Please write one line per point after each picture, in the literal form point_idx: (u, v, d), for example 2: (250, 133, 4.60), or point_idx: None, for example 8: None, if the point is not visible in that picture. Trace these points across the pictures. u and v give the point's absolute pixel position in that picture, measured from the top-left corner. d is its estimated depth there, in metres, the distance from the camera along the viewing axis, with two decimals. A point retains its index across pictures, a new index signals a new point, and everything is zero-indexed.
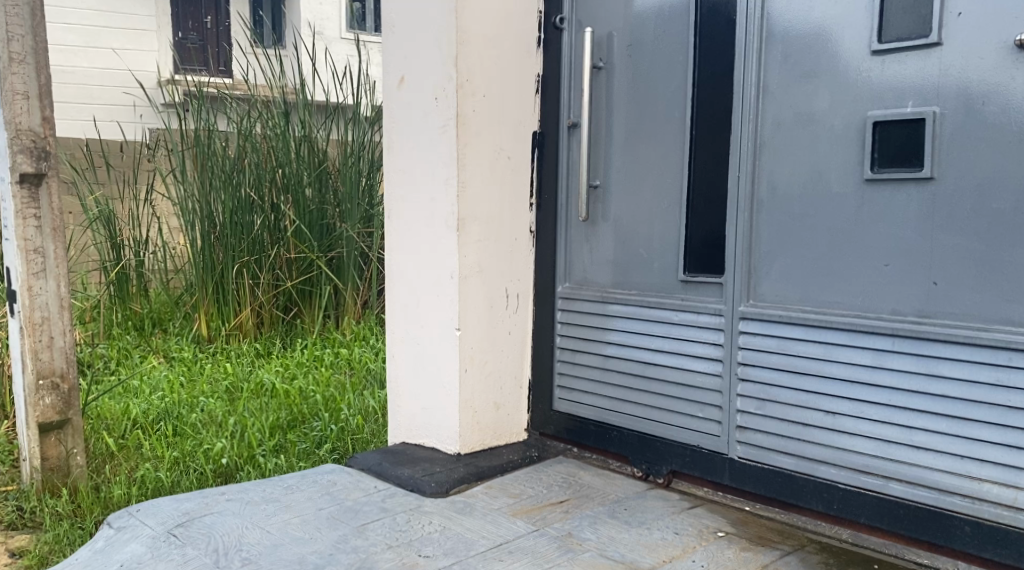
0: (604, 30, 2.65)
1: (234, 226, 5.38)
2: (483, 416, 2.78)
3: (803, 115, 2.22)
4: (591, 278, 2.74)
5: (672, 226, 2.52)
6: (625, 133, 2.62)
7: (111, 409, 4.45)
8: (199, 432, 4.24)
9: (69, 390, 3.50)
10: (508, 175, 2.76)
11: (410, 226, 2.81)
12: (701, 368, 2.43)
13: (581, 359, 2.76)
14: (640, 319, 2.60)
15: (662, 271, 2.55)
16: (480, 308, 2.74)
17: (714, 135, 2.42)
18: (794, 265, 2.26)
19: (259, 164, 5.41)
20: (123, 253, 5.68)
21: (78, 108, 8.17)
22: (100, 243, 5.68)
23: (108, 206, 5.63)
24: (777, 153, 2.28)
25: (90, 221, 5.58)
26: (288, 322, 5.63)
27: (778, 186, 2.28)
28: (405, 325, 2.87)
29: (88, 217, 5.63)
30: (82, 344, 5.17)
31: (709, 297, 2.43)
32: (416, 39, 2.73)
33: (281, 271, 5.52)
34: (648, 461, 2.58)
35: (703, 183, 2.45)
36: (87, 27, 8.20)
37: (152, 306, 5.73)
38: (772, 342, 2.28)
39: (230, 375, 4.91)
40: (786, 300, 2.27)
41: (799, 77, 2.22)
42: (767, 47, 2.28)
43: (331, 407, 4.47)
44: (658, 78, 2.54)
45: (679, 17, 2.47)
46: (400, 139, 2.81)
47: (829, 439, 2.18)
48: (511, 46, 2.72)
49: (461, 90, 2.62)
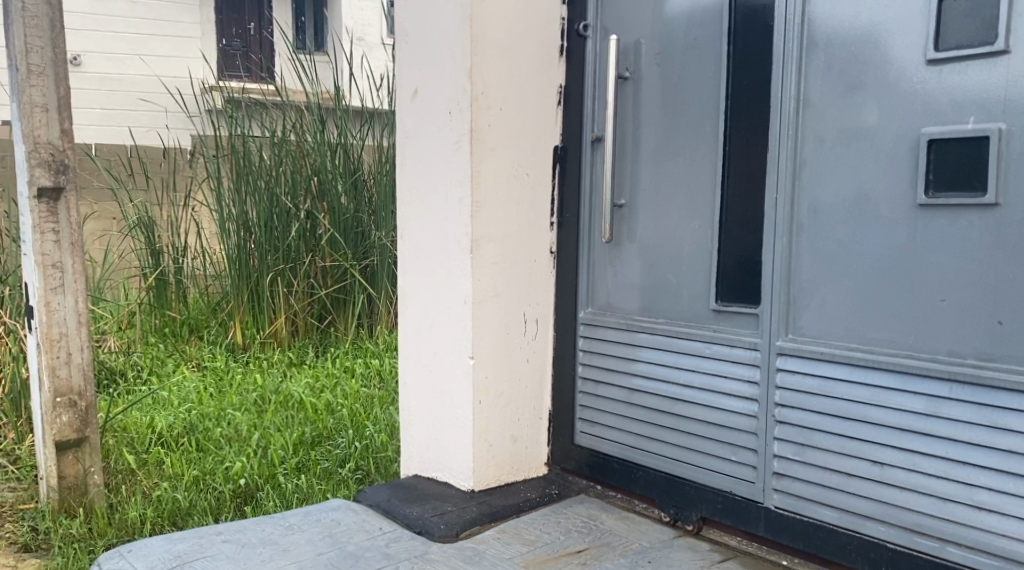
0: (631, 38, 2.46)
1: (269, 234, 5.27)
2: (499, 450, 2.60)
3: (848, 132, 2.01)
4: (616, 304, 2.54)
5: (703, 249, 2.32)
6: (653, 148, 2.43)
7: (137, 423, 4.33)
8: (222, 448, 4.10)
9: (87, 408, 3.37)
10: (527, 193, 2.58)
11: (423, 248, 2.64)
12: (735, 407, 2.23)
13: (605, 391, 2.57)
14: (668, 351, 2.40)
15: (692, 298, 2.35)
16: (496, 335, 2.56)
17: (748, 152, 2.22)
18: (836, 297, 2.04)
19: (294, 171, 5.29)
20: (162, 259, 5.60)
21: (123, 115, 8.57)
22: (139, 250, 5.62)
23: (146, 213, 5.55)
24: (819, 173, 2.07)
25: (128, 228, 5.52)
26: (322, 331, 5.50)
27: (819, 209, 2.07)
28: (418, 352, 2.70)
29: (127, 224, 5.57)
30: (114, 353, 5.08)
31: (743, 329, 2.23)
32: (430, 48, 2.55)
33: (315, 279, 5.40)
34: (677, 505, 2.38)
35: (736, 203, 2.25)
36: (135, 35, 8.56)
37: (190, 313, 5.62)
38: (812, 382, 2.07)
39: (260, 387, 4.77)
40: (828, 336, 2.06)
41: (843, 90, 2.01)
42: (808, 57, 2.08)
43: (357, 423, 4.30)
44: (688, 90, 2.34)
45: (713, 24, 2.27)
46: (413, 154, 2.64)
47: (877, 492, 1.96)
48: (531, 55, 2.54)
49: (476, 103, 2.45)
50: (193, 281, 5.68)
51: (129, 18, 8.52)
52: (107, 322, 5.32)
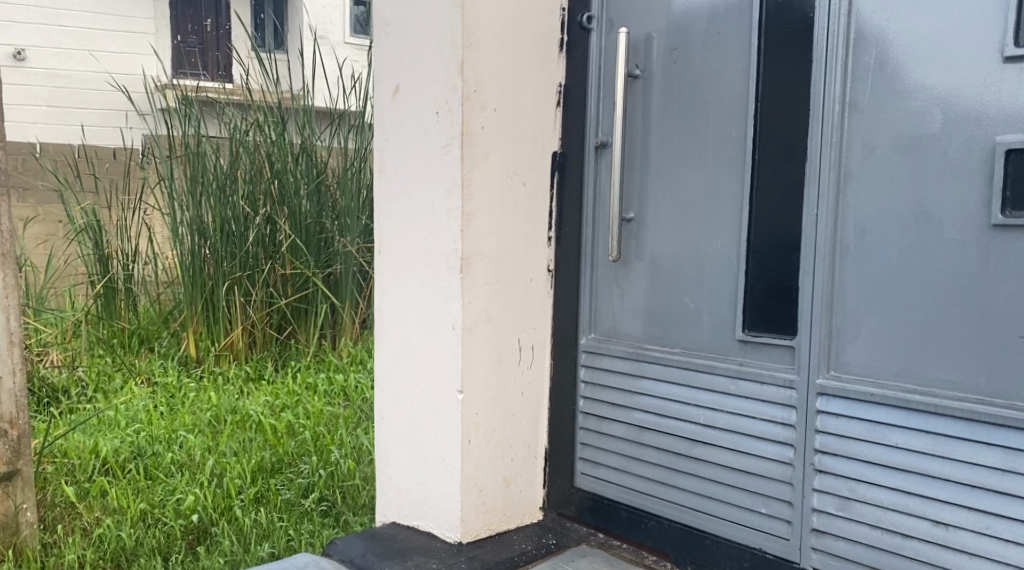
0: (640, 31, 2.18)
1: (226, 239, 4.90)
2: (490, 495, 2.30)
3: (905, 140, 1.76)
4: (622, 330, 2.26)
5: (728, 269, 2.04)
6: (666, 155, 2.14)
7: (79, 447, 3.93)
8: (173, 476, 3.73)
9: (19, 438, 2.99)
10: (522, 204, 2.28)
11: (404, 265, 2.33)
12: (766, 452, 1.96)
13: (610, 429, 2.28)
14: (685, 386, 2.12)
15: (714, 327, 2.07)
16: (487, 365, 2.26)
17: (782, 160, 1.95)
18: (888, 329, 1.79)
19: (253, 175, 4.91)
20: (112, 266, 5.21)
21: (71, 114, 8.18)
22: (87, 256, 5.22)
23: (95, 217, 5.15)
24: (868, 187, 1.81)
25: (74, 234, 5.13)
26: (282, 343, 5.12)
27: (868, 227, 1.81)
28: (396, 383, 2.39)
29: (75, 229, 5.17)
30: (56, 368, 4.68)
31: (776, 364, 1.95)
32: (414, 38, 2.24)
33: (275, 288, 5.03)
34: (695, 560, 2.12)
35: (766, 219, 1.98)
36: (84, 30, 8.13)
37: (141, 323, 5.24)
38: (861, 427, 1.81)
39: (214, 405, 4.39)
40: (880, 374, 1.80)
41: (899, 92, 1.76)
42: (856, 54, 1.82)
43: (320, 447, 3.95)
44: (710, 90, 2.06)
45: (741, 16, 2.00)
46: (394, 159, 2.34)
47: (939, 557, 1.73)
48: (529, 50, 2.25)
49: (467, 102, 2.14)
50: (144, 290, 5.31)
51: (78, 12, 8.09)
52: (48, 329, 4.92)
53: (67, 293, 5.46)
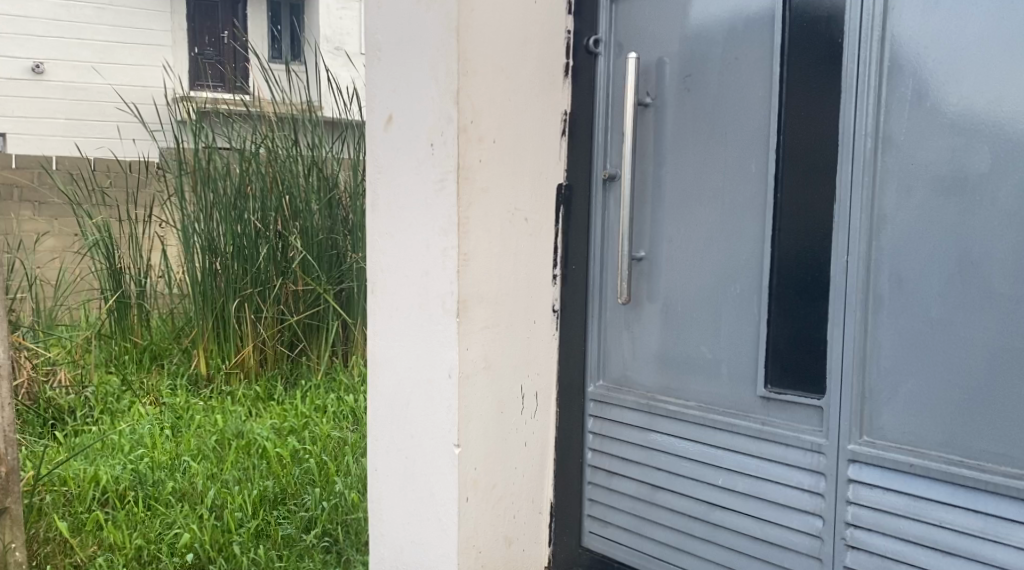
0: (652, 56, 2.00)
1: (238, 255, 4.61)
2: (491, 557, 2.12)
3: (946, 182, 1.58)
4: (633, 378, 2.09)
5: (749, 318, 1.86)
6: (680, 190, 1.96)
7: (78, 475, 3.66)
8: (173, 508, 3.45)
9: (6, 475, 2.64)
10: (525, 242, 2.10)
11: (400, 307, 2.16)
12: (793, 523, 1.79)
13: (620, 485, 2.12)
14: (701, 445, 1.95)
15: (734, 380, 1.89)
16: (487, 417, 2.07)
17: (807, 199, 1.77)
18: (927, 391, 1.61)
19: (264, 190, 4.63)
20: (124, 280, 4.98)
21: (88, 126, 8.04)
22: (99, 270, 5.01)
23: (107, 231, 4.92)
24: (905, 233, 1.63)
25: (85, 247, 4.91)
26: (293, 361, 4.81)
27: (904, 276, 1.63)
28: (391, 434, 2.22)
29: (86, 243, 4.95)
30: (64, 388, 4.40)
31: (802, 425, 1.78)
32: (408, 64, 2.07)
33: (286, 304, 4.72)
34: None
35: (790, 263, 1.79)
36: (102, 43, 7.98)
37: (153, 337, 5.01)
38: (898, 501, 1.64)
39: (219, 429, 4.09)
40: (920, 442, 1.62)
41: (939, 127, 1.59)
42: (890, 84, 1.64)
43: (325, 479, 3.64)
44: (728, 121, 1.88)
45: (762, 42, 1.82)
46: (387, 193, 2.17)
47: None
48: (531, 77, 2.07)
49: (463, 134, 1.97)
50: (156, 305, 5.08)
51: (97, 25, 7.94)
52: (58, 352, 4.63)
53: (80, 309, 5.25)
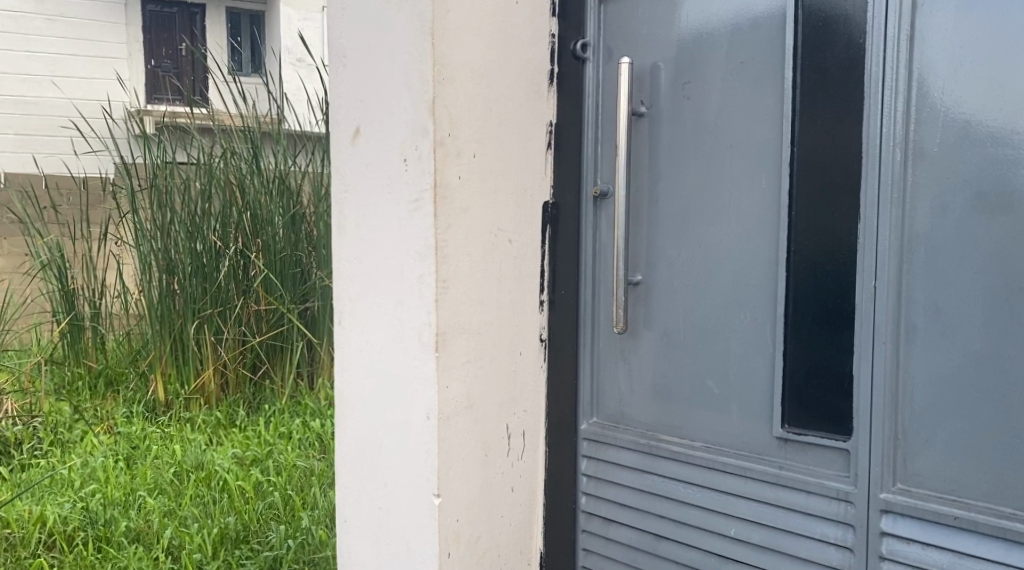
0: (646, 61, 1.82)
1: (197, 275, 4.32)
2: None
3: (988, 198, 1.42)
4: (629, 414, 1.90)
5: (761, 349, 1.68)
6: (680, 209, 1.77)
7: (23, 516, 3.36)
8: (125, 550, 3.15)
9: None
10: (509, 265, 1.89)
11: (371, 339, 1.95)
12: None
13: (619, 535, 1.92)
14: (709, 490, 1.76)
15: (745, 418, 1.71)
16: (471, 461, 1.86)
17: (827, 218, 1.59)
18: (970, 434, 1.45)
19: (225, 206, 4.36)
20: (78, 303, 4.68)
21: (43, 141, 7.59)
22: (52, 292, 4.69)
23: (60, 251, 4.62)
24: (940, 256, 1.47)
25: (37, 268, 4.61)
26: (256, 385, 4.52)
27: (942, 304, 1.47)
28: (362, 480, 2.00)
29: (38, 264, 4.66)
30: (10, 419, 4.10)
31: (826, 470, 1.61)
32: (377, 71, 1.86)
33: (248, 325, 4.43)
34: None
35: (809, 290, 1.61)
36: (52, 55, 7.62)
37: (109, 361, 4.70)
38: (941, 558, 1.48)
39: (177, 461, 3.81)
40: (963, 491, 1.46)
41: (979, 138, 1.43)
42: (922, 90, 1.48)
43: (290, 514, 3.35)
44: (732, 132, 1.70)
45: (770, 46, 1.65)
46: (355, 214, 1.96)
47: None
48: (513, 85, 1.87)
49: (439, 148, 1.76)
50: (111, 328, 4.78)
51: (48, 37, 7.60)
52: (6, 381, 4.32)
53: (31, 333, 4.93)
